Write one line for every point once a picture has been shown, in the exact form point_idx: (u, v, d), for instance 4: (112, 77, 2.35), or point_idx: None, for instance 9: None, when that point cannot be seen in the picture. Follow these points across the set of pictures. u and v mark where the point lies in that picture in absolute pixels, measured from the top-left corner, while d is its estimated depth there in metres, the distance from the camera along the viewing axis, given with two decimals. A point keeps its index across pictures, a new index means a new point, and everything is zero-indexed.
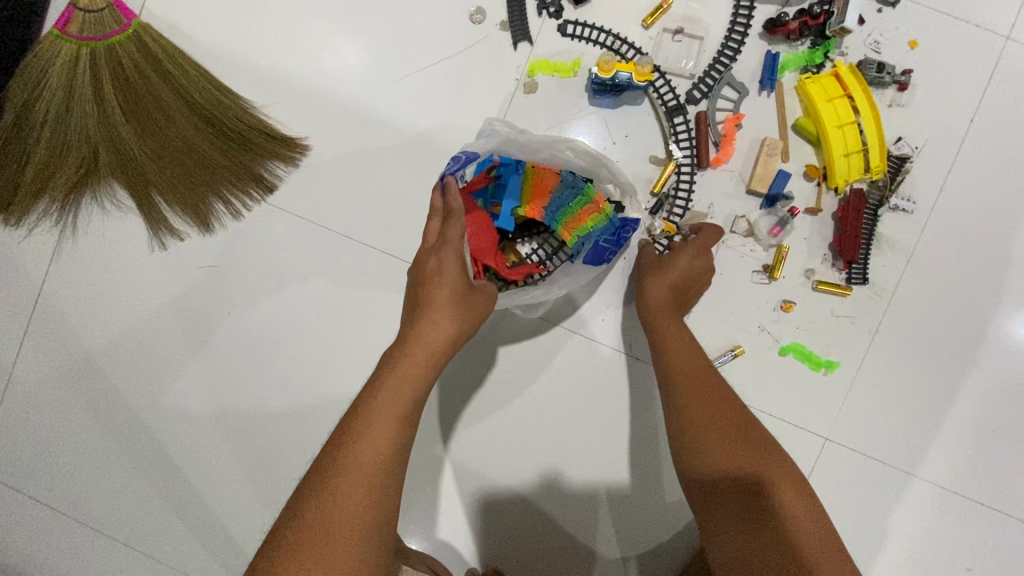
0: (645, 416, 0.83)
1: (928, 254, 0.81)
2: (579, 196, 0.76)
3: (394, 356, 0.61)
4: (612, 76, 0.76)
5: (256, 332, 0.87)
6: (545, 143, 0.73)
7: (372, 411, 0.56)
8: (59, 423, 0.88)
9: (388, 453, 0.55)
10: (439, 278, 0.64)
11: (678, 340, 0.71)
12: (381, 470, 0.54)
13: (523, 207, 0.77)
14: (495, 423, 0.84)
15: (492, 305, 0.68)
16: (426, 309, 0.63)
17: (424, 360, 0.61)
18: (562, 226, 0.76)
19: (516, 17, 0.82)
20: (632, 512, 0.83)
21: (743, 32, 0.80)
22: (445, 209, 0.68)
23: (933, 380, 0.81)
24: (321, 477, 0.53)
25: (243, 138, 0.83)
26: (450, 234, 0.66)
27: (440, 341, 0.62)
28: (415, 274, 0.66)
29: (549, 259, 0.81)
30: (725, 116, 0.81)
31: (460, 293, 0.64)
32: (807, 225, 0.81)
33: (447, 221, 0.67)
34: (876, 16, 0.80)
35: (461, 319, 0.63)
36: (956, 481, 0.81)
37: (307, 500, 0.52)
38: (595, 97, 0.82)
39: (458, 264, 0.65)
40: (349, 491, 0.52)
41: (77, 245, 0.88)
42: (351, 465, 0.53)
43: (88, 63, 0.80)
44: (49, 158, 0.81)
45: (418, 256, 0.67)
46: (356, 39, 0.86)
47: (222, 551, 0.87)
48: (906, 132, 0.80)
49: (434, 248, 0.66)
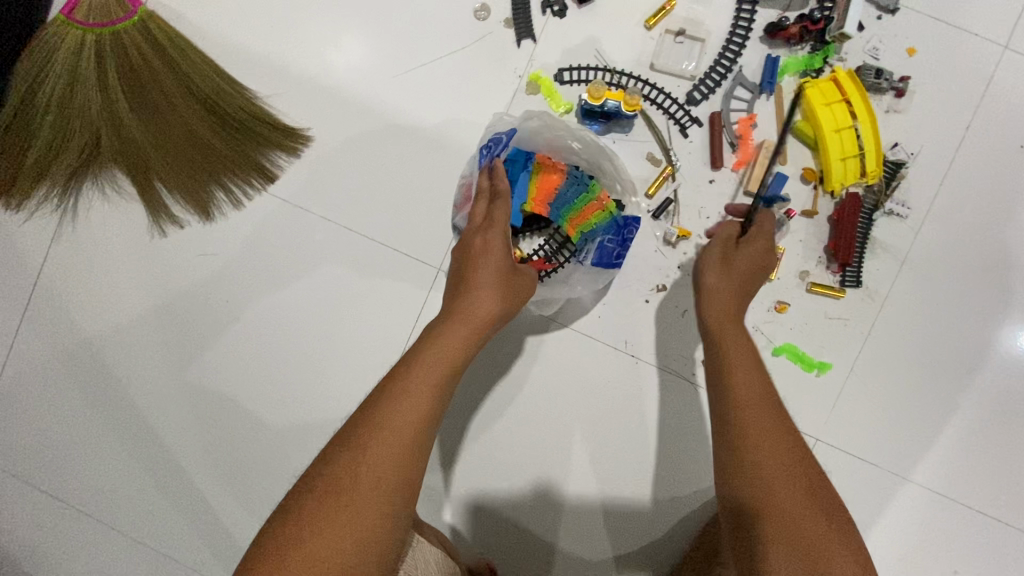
0: (640, 413, 0.84)
1: (921, 258, 0.82)
2: (584, 193, 0.77)
3: (438, 326, 0.62)
4: (601, 104, 0.78)
5: (255, 321, 0.87)
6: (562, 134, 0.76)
7: (412, 375, 0.57)
8: (54, 408, 0.88)
9: (421, 420, 0.54)
10: (485, 257, 0.66)
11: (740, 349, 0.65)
12: (414, 435, 0.54)
13: (529, 202, 0.78)
14: (492, 418, 0.85)
15: (531, 290, 0.69)
16: (471, 285, 0.65)
17: (468, 335, 0.61)
18: (567, 223, 0.78)
19: (519, 14, 0.83)
20: (624, 508, 0.84)
21: (744, 34, 0.81)
22: (490, 190, 0.72)
23: (925, 384, 0.82)
24: (352, 432, 0.53)
25: (248, 128, 0.84)
26: (496, 215, 0.69)
27: (483, 318, 0.63)
28: (460, 253, 0.69)
29: (554, 256, 0.81)
30: (739, 117, 0.82)
31: (505, 272, 0.66)
32: (804, 228, 0.82)
33: (494, 202, 0.71)
34: (875, 23, 0.81)
35: (503, 300, 0.64)
36: (947, 485, 0.82)
37: (339, 452, 0.52)
38: (585, 121, 0.83)
39: (504, 245, 0.68)
40: (382, 449, 0.52)
41: (78, 230, 0.88)
42: (385, 424, 0.53)
43: (93, 50, 0.80)
44: (52, 142, 0.82)
45: (465, 236, 0.70)
46: (360, 33, 0.86)
47: (216, 540, 0.87)
48: (903, 138, 0.81)
49: (481, 228, 0.69)
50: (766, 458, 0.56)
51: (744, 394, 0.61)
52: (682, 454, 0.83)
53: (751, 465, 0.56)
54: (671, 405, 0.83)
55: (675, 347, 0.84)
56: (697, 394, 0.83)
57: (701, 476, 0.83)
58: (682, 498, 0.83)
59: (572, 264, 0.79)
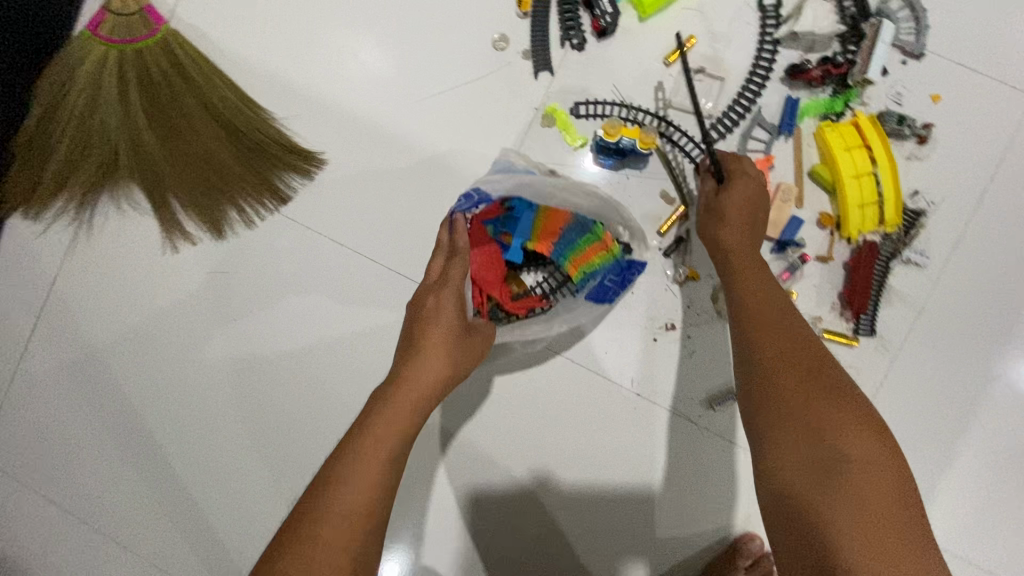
0: (642, 453, 0.83)
1: (938, 309, 0.80)
2: (587, 234, 0.76)
3: (385, 394, 0.59)
4: (616, 140, 0.78)
5: (261, 341, 0.88)
6: (560, 190, 0.71)
7: (357, 451, 0.55)
8: (60, 418, 0.89)
9: (367, 504, 0.52)
10: (436, 318, 0.64)
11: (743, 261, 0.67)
12: (361, 523, 0.51)
13: (532, 240, 0.77)
14: (492, 450, 0.84)
15: (488, 347, 0.68)
16: (421, 349, 0.62)
17: (417, 403, 0.59)
18: (568, 262, 0.77)
19: (538, 46, 0.83)
20: (622, 548, 0.82)
21: (765, 75, 0.80)
22: (450, 246, 0.70)
23: (938, 438, 0.80)
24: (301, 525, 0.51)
25: (262, 149, 0.84)
26: (451, 273, 0.67)
27: (432, 382, 0.61)
28: (413, 312, 0.67)
29: (553, 293, 0.80)
30: (755, 158, 0.80)
31: (456, 333, 0.64)
32: (818, 273, 0.80)
33: (451, 259, 0.69)
34: (900, 68, 0.79)
35: (454, 362, 0.63)
36: (958, 543, 0.79)
37: (285, 549, 0.50)
38: (599, 158, 0.82)
39: (456, 304, 0.66)
40: (327, 541, 0.50)
41: (92, 242, 0.89)
42: (328, 514, 0.51)
43: (116, 66, 0.81)
44: (71, 156, 0.83)
45: (418, 292, 0.68)
46: (379, 58, 0.87)
47: (212, 557, 0.87)
48: (923, 186, 0.80)
49: (435, 286, 0.67)
50: (776, 356, 0.59)
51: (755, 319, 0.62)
52: (683, 496, 0.82)
53: (764, 365, 0.59)
54: (675, 445, 0.82)
55: (681, 387, 0.83)
56: (700, 436, 0.82)
57: (702, 519, 0.82)
58: (682, 540, 0.82)
59: (568, 297, 0.79)
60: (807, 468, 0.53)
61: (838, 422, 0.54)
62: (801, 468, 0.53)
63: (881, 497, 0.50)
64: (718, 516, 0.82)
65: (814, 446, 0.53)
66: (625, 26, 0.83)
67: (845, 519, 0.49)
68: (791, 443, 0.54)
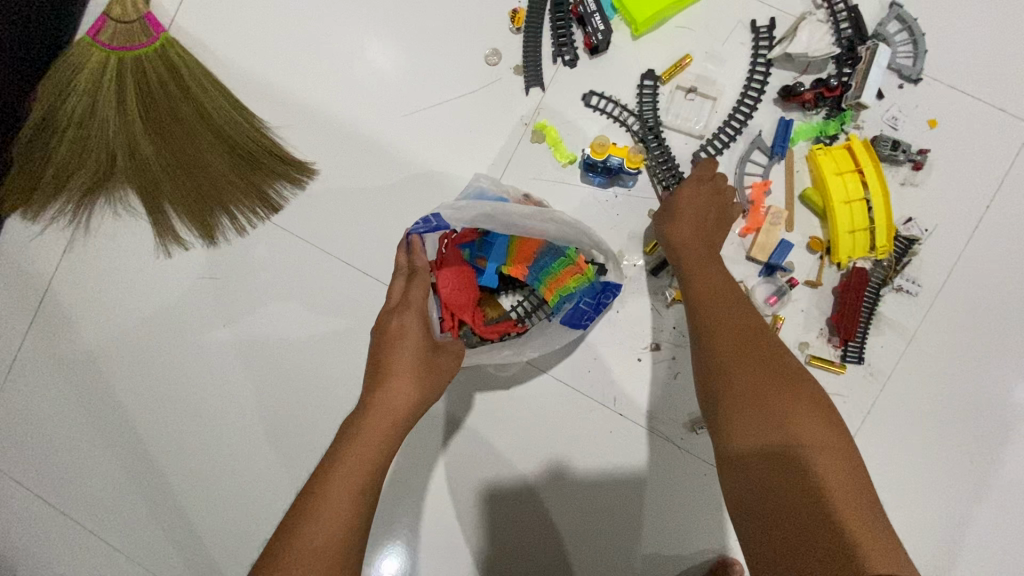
0: (624, 473, 0.82)
1: (929, 338, 0.78)
2: (561, 257, 0.77)
3: (353, 425, 0.59)
4: (604, 159, 0.77)
5: (250, 347, 0.88)
6: (528, 216, 0.70)
7: (326, 486, 0.54)
8: (51, 417, 0.90)
9: (341, 538, 0.51)
10: (401, 341, 0.63)
11: (702, 264, 0.70)
12: (335, 557, 0.50)
13: (507, 265, 0.78)
14: (474, 466, 0.83)
15: (457, 366, 0.67)
16: (388, 375, 0.61)
17: (386, 430, 0.59)
18: (545, 285, 0.78)
19: (531, 62, 0.83)
20: (602, 569, 0.82)
21: (757, 95, 0.80)
22: (409, 268, 0.70)
23: (925, 470, 0.78)
24: (271, 567, 0.50)
25: (255, 157, 0.85)
26: (412, 296, 0.66)
27: (402, 407, 0.60)
28: (377, 337, 0.65)
29: (529, 316, 0.81)
30: (753, 182, 0.80)
31: (424, 355, 0.63)
32: (806, 297, 0.79)
33: (410, 282, 0.68)
34: (896, 92, 0.78)
35: (424, 383, 0.62)
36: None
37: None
38: (588, 175, 0.83)
39: (421, 326, 0.65)
40: None
41: (88, 245, 0.90)
42: (300, 552, 0.50)
43: (115, 72, 0.82)
44: (70, 160, 0.84)
45: (381, 316, 0.67)
46: (374, 71, 0.88)
47: (197, 560, 0.88)
48: (917, 212, 0.78)
49: (397, 309, 0.66)
50: (729, 350, 0.62)
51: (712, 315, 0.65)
52: (664, 517, 0.82)
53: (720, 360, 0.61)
54: (657, 466, 0.82)
55: (664, 408, 0.82)
56: (683, 457, 0.82)
57: (683, 541, 0.81)
58: (662, 562, 0.81)
59: (544, 321, 0.79)
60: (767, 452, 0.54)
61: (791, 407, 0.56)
62: (760, 453, 0.55)
63: (837, 472, 0.51)
64: (698, 539, 0.81)
65: (768, 433, 0.55)
66: (619, 44, 0.83)
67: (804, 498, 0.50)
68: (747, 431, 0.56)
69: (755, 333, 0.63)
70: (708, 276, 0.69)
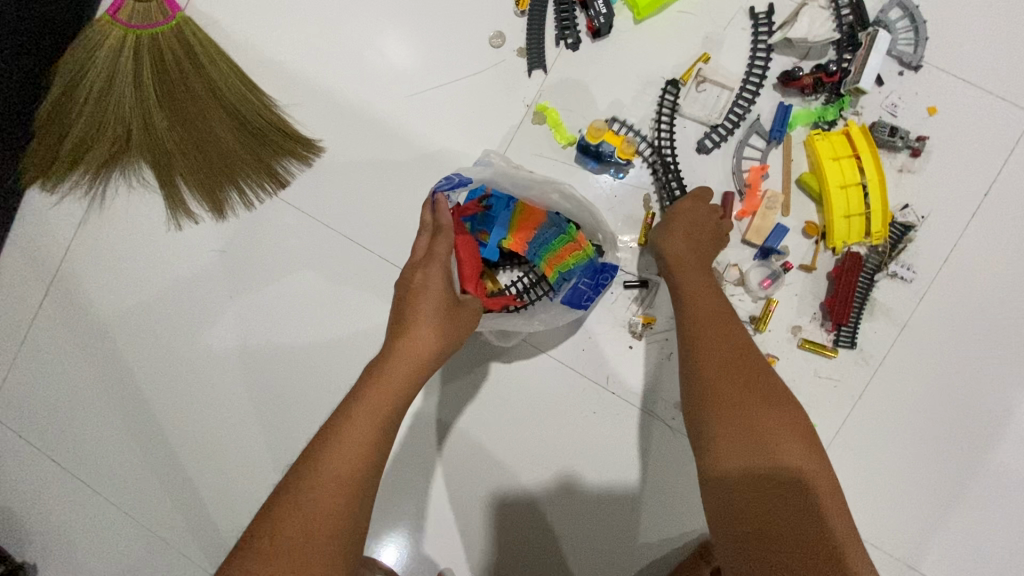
0: (615, 450, 0.84)
1: (923, 325, 0.79)
2: (562, 234, 0.81)
3: (376, 368, 0.63)
4: (598, 144, 0.81)
5: (255, 318, 0.91)
6: (539, 183, 0.74)
7: (347, 424, 0.59)
8: (64, 382, 0.94)
9: (358, 468, 0.56)
10: (423, 294, 0.67)
11: (697, 284, 0.70)
12: (352, 484, 0.56)
13: (508, 239, 0.80)
14: (469, 438, 0.86)
15: (475, 322, 0.71)
16: (410, 324, 0.65)
17: (407, 373, 0.63)
18: (545, 262, 0.81)
19: (534, 45, 0.85)
20: (592, 542, 0.84)
21: (758, 82, 0.80)
22: (434, 225, 0.72)
23: (913, 456, 0.79)
24: (296, 485, 0.55)
25: (264, 134, 0.87)
26: (437, 250, 0.69)
27: (422, 354, 0.64)
28: (402, 288, 0.69)
29: (527, 291, 0.83)
30: (750, 166, 0.81)
31: (445, 307, 0.67)
32: (800, 281, 0.80)
33: (436, 238, 0.71)
34: (896, 79, 0.79)
35: (444, 334, 0.66)
36: (931, 564, 0.78)
37: (283, 508, 0.54)
38: (581, 159, 0.84)
39: (443, 279, 0.68)
40: (324, 502, 0.54)
41: (103, 217, 0.93)
42: (323, 476, 0.55)
43: (132, 50, 0.84)
44: (87, 133, 0.87)
45: (406, 270, 0.71)
46: (381, 51, 0.90)
47: (199, 525, 0.91)
48: (914, 199, 0.79)
49: (421, 263, 0.70)
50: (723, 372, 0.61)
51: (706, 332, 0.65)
52: (653, 497, 0.83)
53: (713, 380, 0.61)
54: (648, 445, 0.83)
55: (657, 388, 0.84)
56: (675, 437, 0.83)
57: (673, 520, 0.83)
58: (650, 539, 0.83)
59: (544, 300, 0.81)
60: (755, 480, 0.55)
61: (778, 434, 0.56)
62: (747, 479, 0.55)
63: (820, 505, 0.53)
64: (686, 518, 0.82)
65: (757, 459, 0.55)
66: (621, 28, 0.84)
67: (788, 531, 0.52)
68: (734, 454, 0.56)
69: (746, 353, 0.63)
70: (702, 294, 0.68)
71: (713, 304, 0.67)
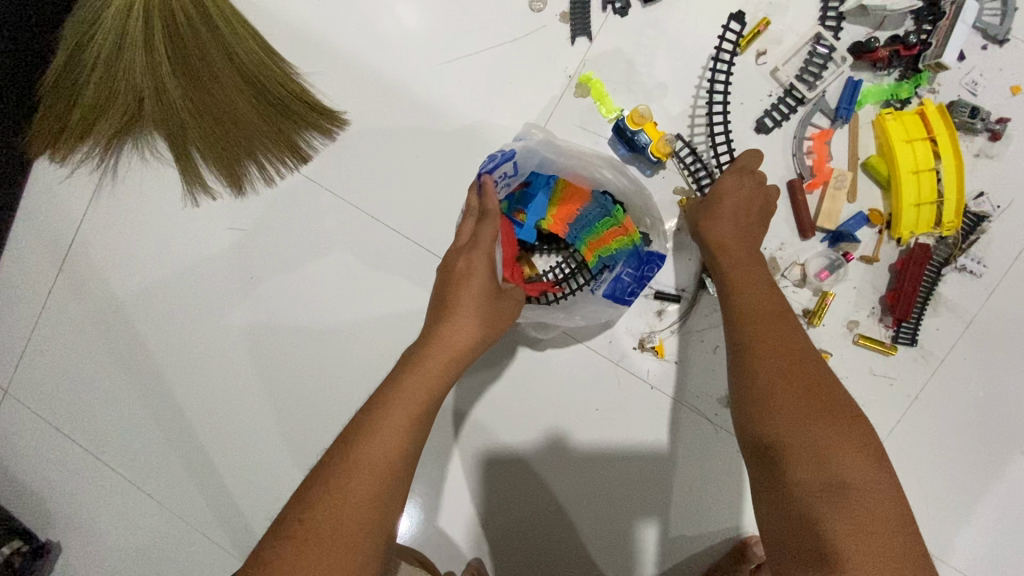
0: (653, 443, 0.80)
1: (990, 321, 0.74)
2: (606, 217, 0.76)
3: (416, 354, 0.61)
4: (636, 132, 0.75)
5: (275, 299, 0.87)
6: (576, 157, 0.72)
7: (386, 410, 0.56)
8: (80, 362, 0.91)
9: (395, 456, 0.53)
10: (468, 280, 0.64)
11: (752, 284, 0.64)
12: (387, 473, 0.52)
13: (547, 219, 0.77)
14: (502, 429, 0.82)
15: (518, 311, 0.68)
16: (452, 311, 0.63)
17: (447, 362, 0.60)
18: (585, 246, 0.77)
19: (578, 9, 0.79)
20: (626, 536, 0.80)
21: (827, 55, 0.72)
22: (480, 209, 0.69)
23: (974, 460, 0.75)
24: (329, 471, 0.52)
25: (284, 103, 0.81)
26: (482, 235, 0.66)
27: (463, 344, 0.61)
28: (444, 274, 0.67)
29: (565, 279, 0.79)
30: (813, 133, 0.75)
31: (489, 295, 0.64)
32: (860, 274, 0.75)
33: (481, 222, 0.68)
34: (979, 53, 0.73)
35: (485, 323, 0.63)
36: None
37: (317, 495, 0.51)
38: (616, 142, 0.79)
39: (488, 265, 0.65)
40: (355, 490, 0.51)
41: (116, 191, 0.89)
42: (357, 462, 0.52)
43: (141, 9, 0.77)
44: (97, 101, 0.80)
45: (450, 254, 0.68)
46: (411, 13, 0.83)
47: (220, 509, 0.88)
48: (990, 187, 0.73)
49: (466, 248, 0.66)
50: (779, 376, 0.56)
51: (758, 328, 0.60)
52: (692, 492, 0.80)
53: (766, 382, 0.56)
54: (687, 438, 0.80)
55: (699, 382, 0.80)
56: (716, 431, 0.80)
57: (712, 515, 0.79)
58: (687, 534, 0.79)
59: (584, 291, 0.77)
60: (804, 487, 0.51)
61: (831, 442, 0.51)
62: (812, 490, 0.50)
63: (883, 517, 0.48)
64: (729, 518, 0.79)
65: (815, 465, 0.51)
66: None
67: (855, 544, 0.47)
68: (793, 468, 0.51)
69: (802, 358, 0.57)
70: (760, 301, 0.62)
71: (765, 300, 0.62)
